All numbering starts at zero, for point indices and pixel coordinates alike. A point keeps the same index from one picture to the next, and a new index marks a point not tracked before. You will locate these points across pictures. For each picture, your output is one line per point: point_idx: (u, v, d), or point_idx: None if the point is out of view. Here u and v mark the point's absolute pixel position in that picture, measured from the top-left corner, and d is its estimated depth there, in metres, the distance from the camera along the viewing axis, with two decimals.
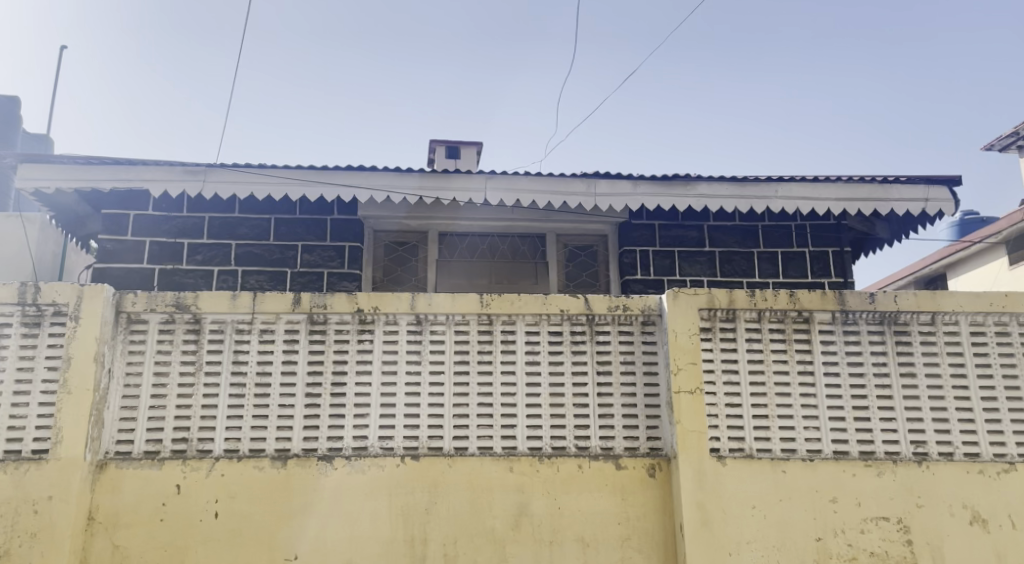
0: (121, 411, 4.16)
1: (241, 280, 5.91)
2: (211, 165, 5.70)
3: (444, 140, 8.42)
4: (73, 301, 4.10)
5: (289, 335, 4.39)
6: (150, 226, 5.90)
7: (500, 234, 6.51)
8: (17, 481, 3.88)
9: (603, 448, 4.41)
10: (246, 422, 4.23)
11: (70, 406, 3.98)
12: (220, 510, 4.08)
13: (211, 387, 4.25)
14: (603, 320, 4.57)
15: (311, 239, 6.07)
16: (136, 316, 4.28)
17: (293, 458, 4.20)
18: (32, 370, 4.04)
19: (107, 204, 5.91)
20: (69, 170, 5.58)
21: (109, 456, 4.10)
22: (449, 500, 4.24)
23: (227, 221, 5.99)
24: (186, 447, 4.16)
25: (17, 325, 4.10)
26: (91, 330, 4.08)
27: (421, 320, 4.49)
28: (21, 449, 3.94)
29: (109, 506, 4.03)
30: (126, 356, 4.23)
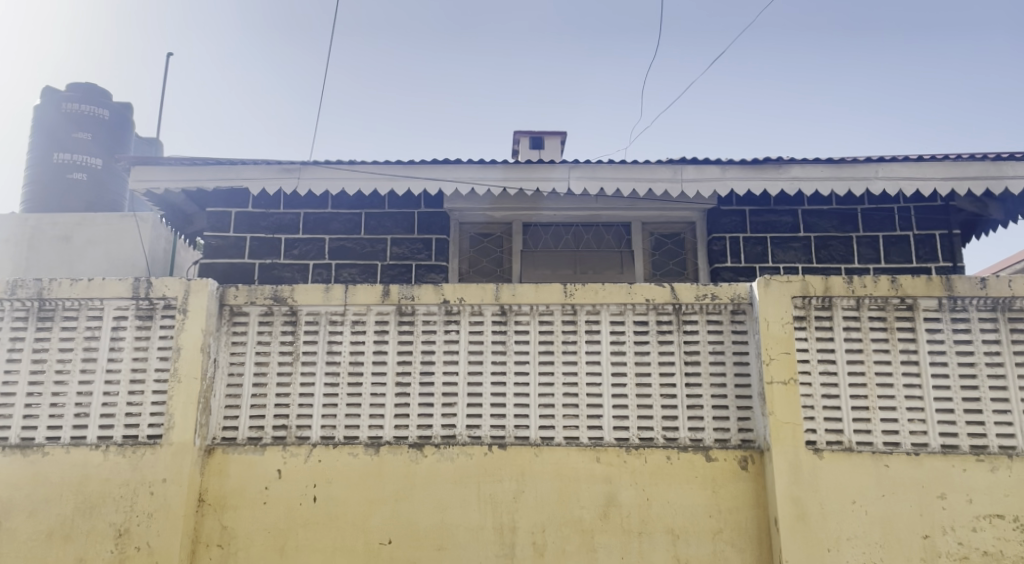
0: (226, 399, 4.39)
1: (334, 273, 6.11)
2: (304, 162, 5.92)
3: (528, 131, 8.44)
4: (181, 295, 4.36)
5: (379, 326, 4.52)
6: (250, 222, 6.16)
7: (585, 223, 6.47)
8: (135, 464, 4.15)
9: (692, 439, 4.33)
10: (340, 411, 4.39)
11: (181, 393, 4.23)
12: (318, 494, 4.25)
13: (307, 377, 4.43)
14: (690, 309, 4.48)
15: (400, 232, 6.20)
16: (238, 309, 4.50)
17: (386, 446, 4.33)
18: (146, 360, 4.31)
19: (210, 203, 6.22)
20: (176, 171, 5.92)
21: (216, 441, 4.33)
22: (537, 489, 4.27)
23: (320, 217, 6.20)
24: (285, 434, 4.35)
25: (132, 318, 4.37)
26: (198, 322, 4.32)
27: (506, 311, 4.53)
28: (137, 434, 4.21)
29: (216, 489, 4.26)
30: (230, 347, 4.46)
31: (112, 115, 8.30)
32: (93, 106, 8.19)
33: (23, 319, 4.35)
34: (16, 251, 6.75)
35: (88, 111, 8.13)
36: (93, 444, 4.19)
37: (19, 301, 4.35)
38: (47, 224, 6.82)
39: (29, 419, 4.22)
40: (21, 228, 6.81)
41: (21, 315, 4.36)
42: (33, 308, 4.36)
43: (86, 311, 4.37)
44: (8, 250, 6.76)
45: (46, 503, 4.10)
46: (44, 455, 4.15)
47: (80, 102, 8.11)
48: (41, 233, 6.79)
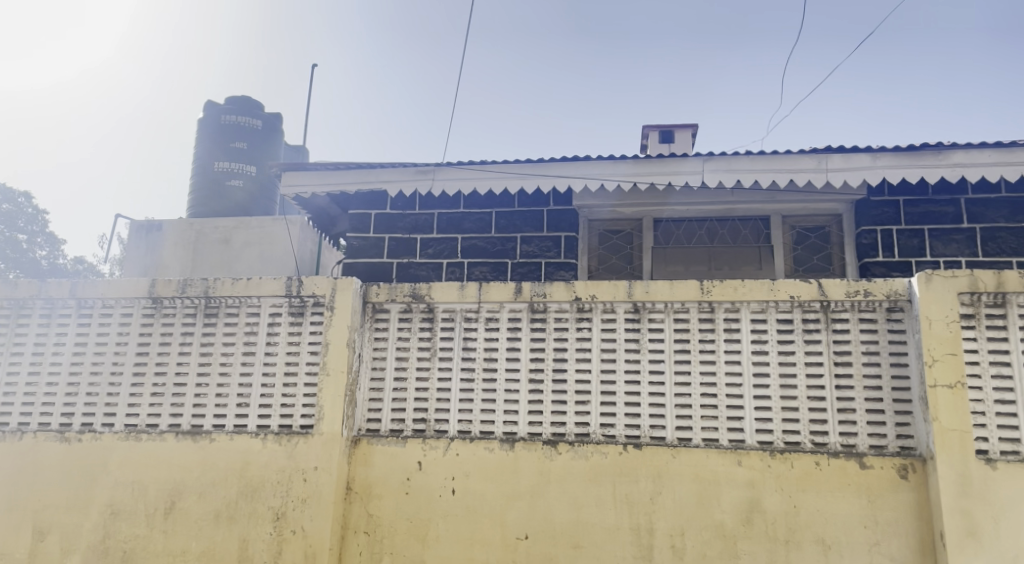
0: (369, 392, 4.58)
1: (467, 271, 6.24)
2: (439, 164, 6.11)
3: (658, 125, 8.30)
4: (328, 292, 4.60)
5: (513, 323, 4.56)
6: (388, 223, 6.40)
7: (719, 218, 6.27)
8: (290, 452, 4.41)
9: (844, 445, 4.08)
10: (476, 406, 4.47)
11: (329, 386, 4.47)
12: (457, 487, 4.36)
13: (444, 372, 4.55)
14: (840, 306, 4.23)
15: (530, 230, 6.24)
16: (379, 306, 4.69)
17: (521, 442, 4.37)
18: (298, 354, 4.57)
19: (352, 205, 6.52)
20: (322, 176, 6.27)
21: (361, 433, 4.53)
22: (675, 491, 4.17)
23: (453, 216, 6.34)
24: (425, 427, 4.49)
25: (286, 315, 4.65)
26: (344, 319, 4.54)
27: (640, 309, 4.45)
28: (292, 424, 4.48)
29: (362, 478, 4.45)
30: (373, 343, 4.65)
31: (264, 125, 8.89)
32: (248, 117, 8.79)
33: (192, 315, 4.73)
34: (184, 254, 7.38)
35: (245, 121, 8.75)
36: (253, 432, 4.49)
37: (188, 299, 4.73)
38: (210, 229, 7.42)
39: (198, 408, 4.57)
40: (188, 233, 7.44)
41: (190, 311, 4.73)
42: (200, 305, 4.73)
43: (245, 308, 4.70)
44: (176, 253, 7.41)
45: (213, 485, 4.43)
46: (211, 441, 4.49)
47: (237, 114, 8.74)
48: (204, 237, 7.39)
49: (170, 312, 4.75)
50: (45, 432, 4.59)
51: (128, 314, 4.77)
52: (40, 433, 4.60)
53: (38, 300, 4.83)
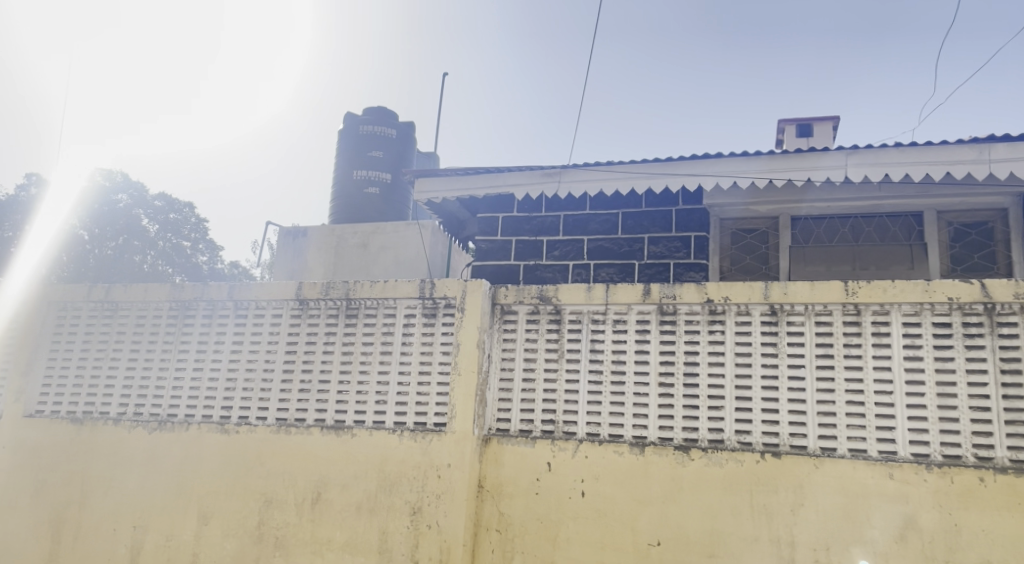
0: (498, 393, 4.66)
1: (593, 272, 6.18)
2: (565, 166, 6.13)
3: (795, 118, 7.95)
4: (459, 294, 4.73)
5: (641, 325, 4.50)
6: (515, 226, 6.49)
7: (864, 215, 5.90)
8: (424, 449, 4.57)
9: (1012, 460, 3.75)
10: (604, 409, 4.44)
11: (460, 386, 4.58)
12: (586, 489, 4.34)
13: (572, 374, 4.55)
14: (1007, 309, 3.89)
15: (658, 231, 6.12)
16: (508, 308, 4.76)
17: (651, 446, 4.29)
18: (431, 354, 4.72)
19: (481, 209, 6.66)
20: (453, 181, 6.46)
21: (491, 432, 4.61)
22: (818, 504, 3.96)
23: (579, 218, 6.33)
24: (553, 429, 4.51)
25: (419, 316, 4.82)
26: (474, 320, 4.65)
27: (777, 311, 4.26)
28: (426, 421, 4.63)
29: (494, 476, 4.53)
30: (502, 344, 4.72)
31: (398, 134, 9.26)
32: (384, 127, 9.19)
33: (334, 316, 4.99)
34: (325, 258, 7.82)
35: (381, 131, 9.15)
36: (390, 429, 4.68)
37: (330, 300, 5.01)
38: (349, 234, 7.83)
39: (341, 404, 4.82)
40: (330, 238, 7.88)
41: (332, 312, 5.01)
42: (342, 307, 4.99)
43: (382, 309, 4.91)
44: (320, 258, 7.86)
45: (355, 478, 4.65)
46: (352, 436, 4.72)
47: (373, 124, 9.16)
48: (344, 242, 7.81)
49: (315, 313, 5.04)
50: (208, 423, 4.98)
51: (278, 315, 5.11)
52: (203, 424, 4.99)
53: (201, 302, 5.26)
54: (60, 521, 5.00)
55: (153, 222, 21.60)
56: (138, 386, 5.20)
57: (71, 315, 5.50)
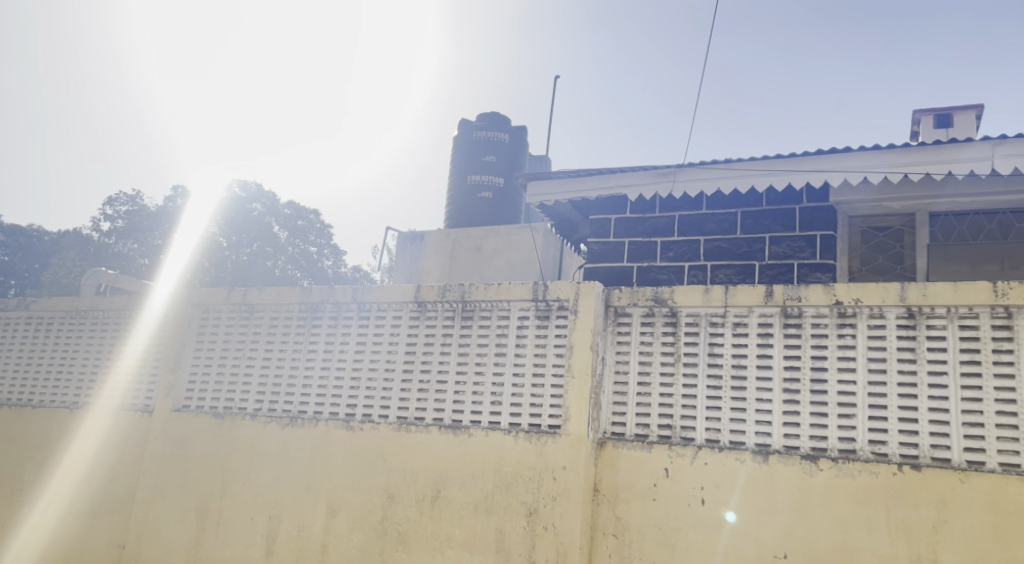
0: (613, 396, 4.60)
1: (710, 274, 5.98)
2: (680, 165, 5.99)
3: (932, 109, 7.45)
4: (572, 297, 4.72)
5: (763, 328, 4.33)
6: (629, 227, 6.39)
7: (1013, 209, 5.48)
8: (540, 450, 4.59)
9: None
10: (724, 414, 4.30)
11: (575, 388, 4.56)
12: (706, 497, 4.22)
13: (690, 378, 4.43)
14: None
15: (780, 230, 5.86)
16: (622, 310, 4.71)
17: (776, 454, 4.12)
18: (545, 356, 4.74)
19: (593, 211, 6.61)
20: (565, 183, 6.46)
21: (606, 436, 4.56)
22: (965, 521, 3.70)
23: (695, 218, 6.16)
24: (671, 434, 4.40)
25: (533, 318, 4.85)
26: (587, 323, 4.62)
27: (915, 314, 3.99)
28: (541, 423, 4.65)
29: (610, 480, 4.48)
30: (616, 346, 4.67)
31: (511, 138, 9.34)
32: (497, 132, 9.30)
33: (451, 318, 5.11)
34: (441, 262, 8.02)
35: (494, 136, 9.27)
36: (506, 429, 4.73)
37: (447, 302, 5.12)
38: (465, 237, 8.00)
39: (458, 404, 4.92)
40: (445, 242, 8.08)
41: (449, 314, 5.13)
42: (458, 309, 5.10)
43: (497, 311, 4.98)
44: (436, 261, 8.07)
45: (473, 478, 4.73)
46: (469, 436, 4.80)
47: (487, 129, 9.29)
48: (459, 246, 7.99)
49: (432, 314, 5.18)
50: (334, 420, 5.22)
51: (398, 316, 5.29)
52: (330, 421, 5.23)
53: (327, 304, 5.53)
54: (205, 508, 5.38)
55: (283, 229, 22.96)
56: (272, 384, 5.52)
57: (212, 317, 5.91)
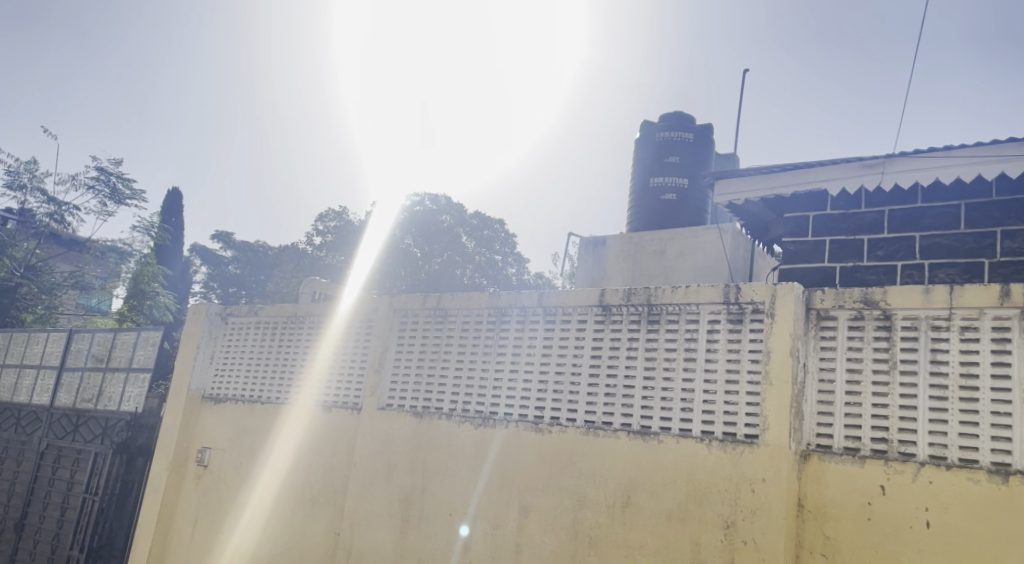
0: (818, 405, 4.27)
1: (929, 273, 5.37)
2: (890, 155, 5.55)
3: None
4: (768, 299, 4.46)
5: (998, 333, 3.85)
6: (829, 225, 5.92)
7: None
8: (736, 460, 4.38)
9: None
10: (952, 429, 3.85)
11: (774, 396, 4.30)
12: (932, 519, 3.81)
13: (908, 387, 4.02)
14: None
15: (1014, 223, 5.17)
16: (825, 313, 4.38)
17: (1019, 475, 3.63)
18: (739, 361, 4.52)
19: (789, 208, 6.19)
20: (756, 180, 6.19)
21: (811, 448, 4.24)
22: None
23: (909, 212, 5.59)
24: (887, 448, 4.01)
25: (725, 321, 4.65)
26: (786, 327, 4.35)
27: None
28: (736, 432, 4.43)
29: (816, 495, 4.16)
30: (819, 352, 4.34)
31: (696, 136, 9.03)
32: (681, 131, 9.04)
33: (636, 322, 5.04)
34: (624, 266, 7.93)
35: (678, 136, 9.02)
36: (698, 437, 4.56)
37: (633, 306, 5.06)
38: (648, 241, 7.86)
39: (647, 409, 4.82)
40: (628, 246, 7.99)
41: (635, 318, 5.05)
42: (645, 312, 5.01)
43: (686, 315, 4.83)
44: (619, 265, 7.99)
45: (665, 486, 4.60)
46: (659, 443, 4.69)
47: (670, 129, 9.07)
48: (643, 250, 7.86)
49: (618, 318, 5.13)
50: (524, 422, 5.33)
51: (583, 320, 5.30)
52: (520, 423, 5.34)
53: (515, 308, 5.67)
54: (408, 502, 5.71)
55: (471, 239, 24.01)
56: (464, 386, 5.75)
57: (410, 321, 6.28)
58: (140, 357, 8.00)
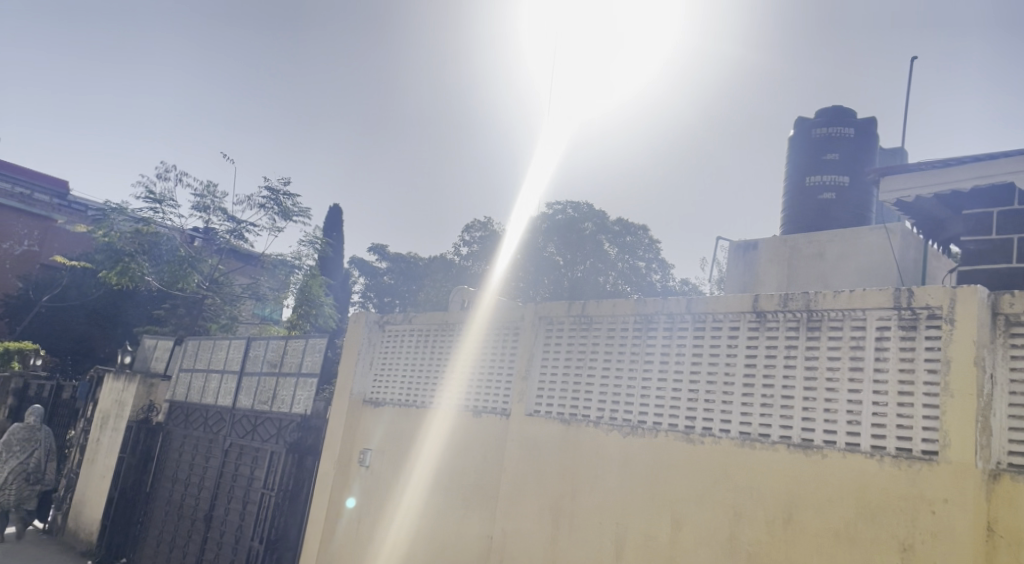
0: (1009, 420, 3.87)
1: None
2: None
3: None
4: (946, 304, 4.12)
5: None
6: (1017, 221, 5.36)
7: None
8: (912, 478, 4.06)
9: None
10: None
11: (956, 409, 3.94)
12: None
13: None
14: None
15: None
16: (1016, 319, 3.98)
17: None
18: (913, 371, 4.19)
19: (969, 205, 5.70)
20: (929, 175, 5.73)
21: (1002, 468, 3.85)
22: None
23: None
24: None
25: (896, 328, 4.32)
26: (969, 334, 3.97)
27: None
28: (911, 448, 4.10)
29: (1009, 521, 3.76)
30: (1009, 362, 3.94)
31: (857, 130, 8.39)
32: (840, 126, 8.46)
33: (795, 329, 4.79)
34: (778, 270, 7.57)
35: (837, 131, 8.48)
36: (868, 452, 4.26)
37: (790, 312, 4.82)
38: (804, 243, 7.45)
39: (808, 421, 4.56)
40: (782, 249, 7.61)
41: (793, 325, 4.81)
42: (804, 319, 4.76)
43: (850, 321, 4.54)
44: (773, 269, 7.64)
45: (831, 503, 4.33)
46: (823, 457, 4.42)
47: (828, 125, 8.54)
48: (799, 253, 7.46)
49: (773, 325, 4.91)
50: (674, 432, 5.20)
51: (735, 327, 5.11)
52: (670, 432, 5.23)
53: (662, 315, 5.57)
54: (558, 508, 5.74)
55: (613, 245, 23.86)
56: (611, 393, 5.72)
57: (556, 328, 6.33)
58: (308, 362, 8.62)
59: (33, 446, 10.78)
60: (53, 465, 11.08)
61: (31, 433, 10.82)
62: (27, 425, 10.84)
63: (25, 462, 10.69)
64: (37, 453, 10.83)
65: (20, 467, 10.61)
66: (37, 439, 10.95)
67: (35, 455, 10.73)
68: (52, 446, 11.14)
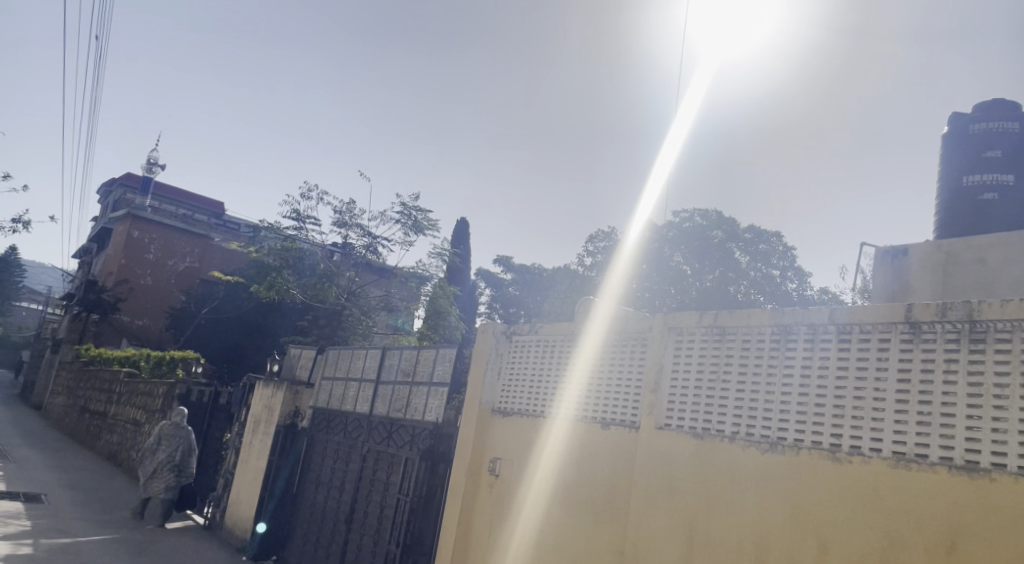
0: None
1: None
2: None
3: None
4: None
5: None
6: None
7: None
8: None
9: None
10: None
11: None
12: None
13: None
14: None
15: None
16: None
17: None
18: None
19: None
20: None
21: None
22: None
23: None
24: None
25: None
26: None
27: None
28: None
29: None
30: None
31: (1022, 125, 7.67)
32: (1002, 121, 7.73)
33: (955, 341, 4.45)
34: (932, 278, 7.00)
35: (998, 127, 7.74)
36: None
37: (949, 323, 4.48)
38: (962, 249, 6.86)
39: (973, 441, 4.20)
40: (936, 255, 7.04)
41: (953, 337, 4.47)
42: (965, 330, 4.42)
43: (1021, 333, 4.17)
44: (925, 277, 7.07)
45: (1002, 532, 3.93)
46: (992, 482, 4.05)
47: (986, 120, 7.82)
48: (956, 259, 6.87)
49: (930, 337, 4.57)
50: (818, 450, 4.92)
51: (885, 338, 4.79)
52: (813, 450, 4.95)
53: (803, 326, 5.30)
54: (693, 526, 5.55)
55: (744, 254, 23.07)
56: (748, 407, 5.50)
57: (686, 339, 6.17)
58: (439, 372, 8.87)
59: (178, 440, 12.22)
60: (194, 461, 12.38)
61: (177, 429, 12.30)
62: (175, 422, 12.33)
63: (170, 454, 12.08)
64: (181, 448, 12.15)
65: (165, 458, 11.97)
66: (183, 436, 12.34)
67: (178, 449, 12.09)
68: (194, 444, 12.54)
